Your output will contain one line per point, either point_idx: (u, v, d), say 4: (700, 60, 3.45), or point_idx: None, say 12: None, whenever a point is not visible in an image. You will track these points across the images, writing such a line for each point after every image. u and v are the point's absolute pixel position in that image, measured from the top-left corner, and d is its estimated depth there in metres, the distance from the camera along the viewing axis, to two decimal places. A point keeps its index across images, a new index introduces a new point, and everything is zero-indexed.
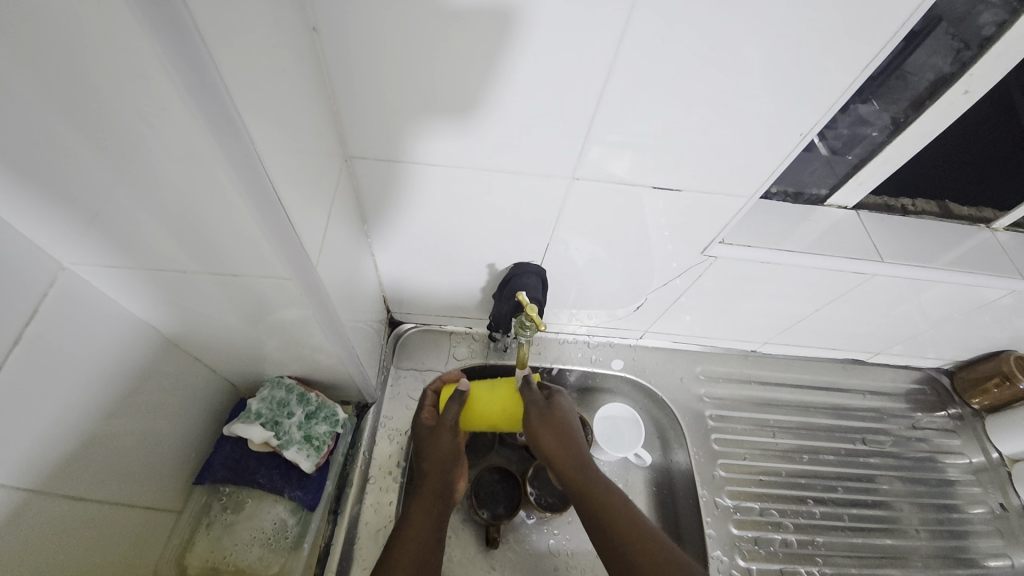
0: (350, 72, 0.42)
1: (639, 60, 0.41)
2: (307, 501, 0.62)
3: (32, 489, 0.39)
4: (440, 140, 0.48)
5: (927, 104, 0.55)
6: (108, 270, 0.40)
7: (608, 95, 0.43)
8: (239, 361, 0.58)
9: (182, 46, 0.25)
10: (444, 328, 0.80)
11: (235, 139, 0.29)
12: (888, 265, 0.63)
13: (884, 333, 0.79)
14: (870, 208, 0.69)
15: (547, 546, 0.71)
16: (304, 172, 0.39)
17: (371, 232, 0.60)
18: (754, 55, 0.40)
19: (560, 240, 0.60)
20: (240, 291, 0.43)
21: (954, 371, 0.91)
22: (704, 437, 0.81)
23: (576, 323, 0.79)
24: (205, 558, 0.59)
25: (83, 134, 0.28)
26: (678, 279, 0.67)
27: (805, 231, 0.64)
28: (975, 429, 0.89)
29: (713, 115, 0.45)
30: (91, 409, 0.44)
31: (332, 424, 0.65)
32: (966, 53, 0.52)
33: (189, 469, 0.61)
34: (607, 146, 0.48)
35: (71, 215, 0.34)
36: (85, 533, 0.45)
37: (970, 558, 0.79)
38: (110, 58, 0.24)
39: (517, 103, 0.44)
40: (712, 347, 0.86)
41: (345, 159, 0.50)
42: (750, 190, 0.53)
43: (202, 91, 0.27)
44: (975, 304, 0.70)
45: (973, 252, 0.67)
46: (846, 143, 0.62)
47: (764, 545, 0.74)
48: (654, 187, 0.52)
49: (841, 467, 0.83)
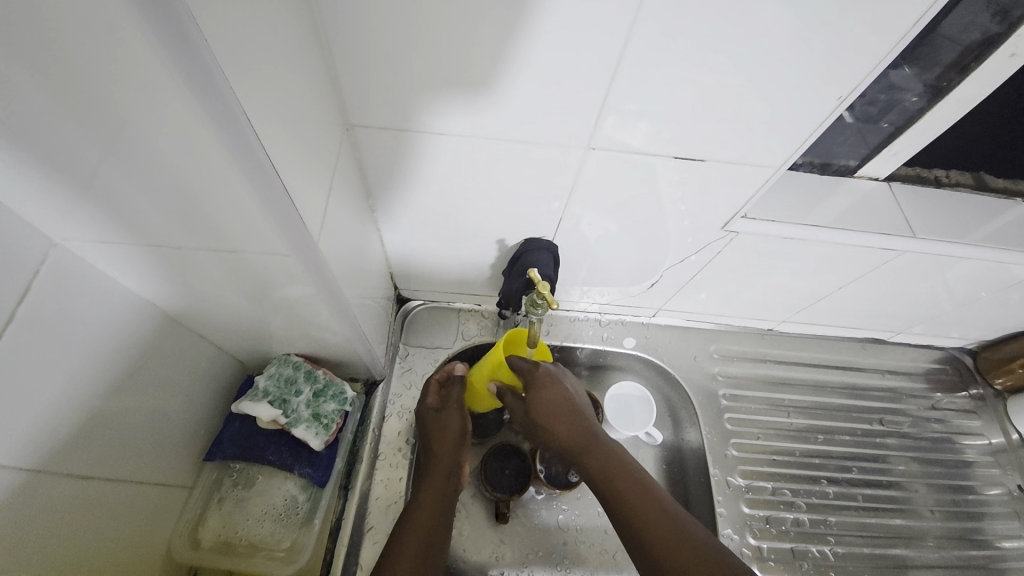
0: (347, 34, 0.39)
1: (662, 18, 0.37)
2: (316, 478, 0.63)
3: (36, 469, 0.39)
4: (446, 111, 0.45)
5: (972, 67, 0.51)
6: (102, 245, 0.39)
7: (628, 58, 0.40)
8: (245, 338, 0.58)
9: (156, 4, 0.23)
10: (453, 305, 0.78)
11: (221, 105, 0.27)
12: (919, 242, 0.60)
13: (907, 311, 0.76)
14: (902, 179, 0.65)
15: (557, 521, 0.71)
16: (298, 146, 0.36)
17: (376, 208, 0.58)
18: (788, 13, 0.37)
19: (572, 215, 0.58)
20: (240, 268, 0.41)
21: (978, 351, 0.88)
22: (717, 415, 0.80)
23: (587, 300, 0.77)
24: (218, 533, 0.60)
25: (59, 103, 0.26)
26: (694, 256, 0.64)
27: (830, 205, 0.61)
28: (996, 410, 0.86)
29: (738, 83, 0.42)
30: (94, 387, 0.44)
31: (341, 402, 0.65)
32: (1014, 12, 0.48)
33: (200, 445, 0.61)
34: (621, 117, 0.45)
35: (60, 189, 0.32)
36: (95, 512, 0.46)
37: (985, 540, 0.78)
38: (76, 24, 0.22)
39: (529, 67, 0.41)
40: (726, 325, 0.84)
41: (348, 129, 0.47)
42: (776, 161, 0.50)
43: (185, 56, 0.25)
44: (1006, 283, 0.67)
45: (1010, 227, 0.63)
46: (881, 109, 0.58)
47: (775, 524, 0.74)
48: (674, 157, 0.49)
49: (856, 448, 0.81)
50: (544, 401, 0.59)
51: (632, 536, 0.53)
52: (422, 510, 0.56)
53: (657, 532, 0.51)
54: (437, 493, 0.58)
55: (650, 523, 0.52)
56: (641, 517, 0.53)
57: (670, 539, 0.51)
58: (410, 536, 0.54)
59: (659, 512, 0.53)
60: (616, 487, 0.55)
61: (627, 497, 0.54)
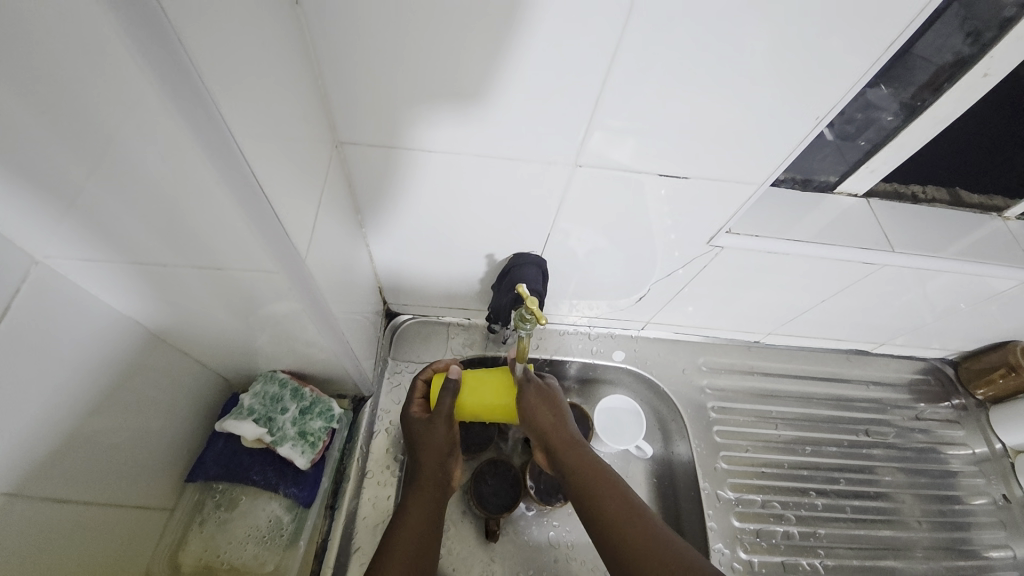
0: (337, 54, 0.40)
1: (649, 34, 0.38)
2: (302, 497, 0.62)
3: (12, 492, 0.38)
4: (438, 127, 0.46)
5: (946, 87, 0.53)
6: (85, 263, 0.38)
7: (613, 83, 0.41)
8: (232, 354, 0.57)
9: (143, 25, 0.23)
10: (442, 320, 0.78)
11: (209, 125, 0.28)
12: (899, 255, 0.61)
13: (891, 323, 0.78)
14: (881, 195, 0.67)
15: (547, 538, 0.70)
16: (287, 164, 0.37)
17: (365, 223, 0.58)
18: (766, 41, 0.38)
19: (561, 230, 0.58)
20: (225, 285, 0.41)
21: (959, 362, 0.90)
22: (706, 428, 0.80)
23: (577, 314, 0.78)
24: (199, 557, 0.58)
25: (49, 127, 0.26)
26: (681, 270, 0.65)
27: (812, 220, 0.62)
28: (978, 420, 0.88)
29: (719, 101, 0.43)
30: (74, 407, 0.43)
31: (327, 419, 0.65)
32: (986, 34, 0.50)
33: (182, 465, 0.60)
34: (609, 133, 0.46)
35: (44, 208, 0.32)
36: (72, 537, 0.44)
37: (972, 550, 0.78)
38: (63, 45, 0.22)
39: (517, 84, 0.42)
40: (713, 338, 0.85)
41: (337, 145, 0.48)
42: (760, 178, 0.51)
43: (171, 73, 0.25)
44: (983, 295, 0.69)
45: (984, 241, 0.65)
46: (858, 128, 0.59)
47: (765, 537, 0.74)
48: (659, 174, 0.50)
49: (843, 459, 0.82)
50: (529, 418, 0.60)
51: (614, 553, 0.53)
52: (412, 519, 0.57)
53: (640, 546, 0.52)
54: (424, 494, 0.59)
55: (629, 539, 0.52)
56: (621, 533, 0.53)
57: (646, 551, 0.51)
58: (388, 561, 0.53)
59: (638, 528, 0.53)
60: (598, 505, 0.55)
61: (611, 516, 0.54)
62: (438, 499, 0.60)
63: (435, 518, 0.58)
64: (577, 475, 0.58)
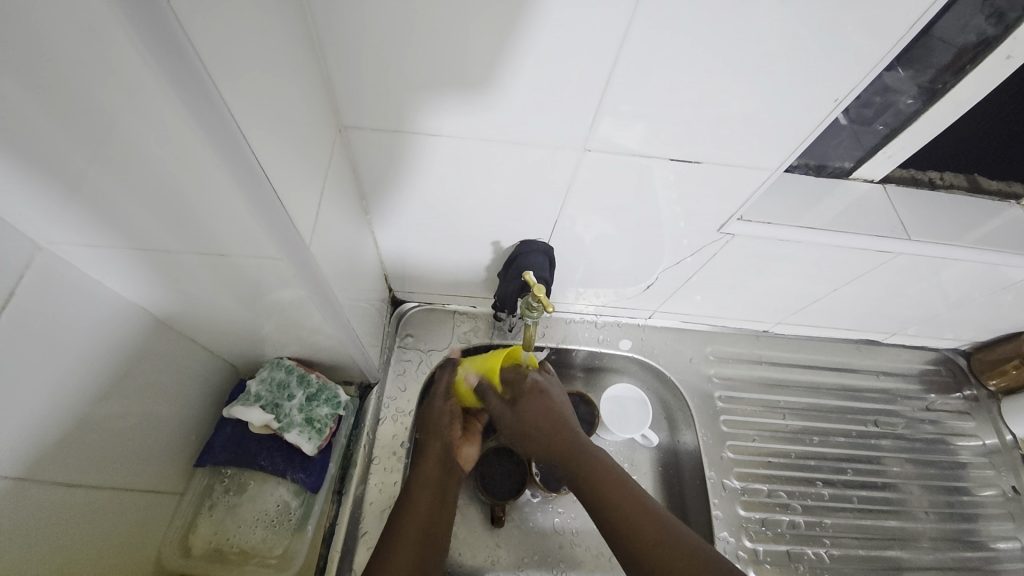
0: (339, 37, 0.39)
1: (659, 16, 0.36)
2: (310, 483, 0.62)
3: (22, 477, 0.39)
4: (442, 112, 0.45)
5: (968, 69, 0.52)
6: (89, 248, 0.38)
7: (623, 66, 0.40)
8: (238, 341, 0.57)
9: (141, 8, 0.22)
10: (448, 308, 0.78)
11: (210, 112, 0.27)
12: (914, 244, 0.60)
13: (903, 313, 0.77)
14: (897, 182, 0.65)
15: (552, 525, 0.70)
16: (289, 152, 0.36)
17: (370, 210, 0.57)
18: (782, 22, 0.37)
19: (568, 217, 0.57)
20: (229, 271, 0.41)
21: (971, 352, 0.88)
22: (712, 417, 0.80)
23: (584, 302, 0.77)
24: (209, 540, 0.59)
25: (48, 111, 0.25)
26: (690, 258, 0.64)
27: (826, 207, 0.61)
28: (990, 411, 0.87)
29: (731, 86, 0.42)
30: (83, 392, 0.43)
31: (334, 406, 0.65)
32: (1010, 15, 0.48)
33: (190, 451, 0.60)
34: (618, 118, 0.45)
35: (46, 192, 0.31)
36: (82, 521, 0.45)
37: (979, 541, 0.78)
38: (60, 27, 0.21)
39: (523, 67, 0.41)
40: (722, 327, 0.84)
41: (341, 129, 0.47)
42: (774, 163, 0.49)
43: (174, 62, 0.24)
44: (999, 284, 0.67)
45: (1003, 229, 0.64)
46: (875, 112, 0.58)
47: (771, 526, 0.74)
48: (670, 159, 0.49)
49: (850, 449, 0.82)
50: (537, 404, 0.61)
51: (620, 542, 0.53)
52: (419, 502, 0.56)
53: (647, 537, 0.52)
54: (433, 479, 0.59)
55: (635, 529, 0.52)
56: (627, 524, 0.53)
57: (652, 541, 0.51)
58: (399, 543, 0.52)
59: (643, 517, 0.53)
60: (603, 495, 0.55)
61: (616, 506, 0.54)
62: (445, 482, 0.59)
63: (445, 502, 0.58)
64: (582, 463, 0.58)
